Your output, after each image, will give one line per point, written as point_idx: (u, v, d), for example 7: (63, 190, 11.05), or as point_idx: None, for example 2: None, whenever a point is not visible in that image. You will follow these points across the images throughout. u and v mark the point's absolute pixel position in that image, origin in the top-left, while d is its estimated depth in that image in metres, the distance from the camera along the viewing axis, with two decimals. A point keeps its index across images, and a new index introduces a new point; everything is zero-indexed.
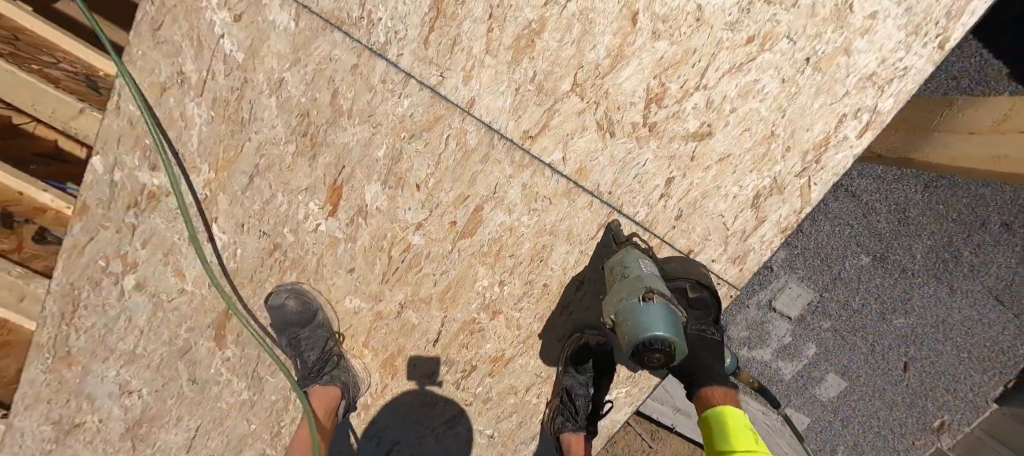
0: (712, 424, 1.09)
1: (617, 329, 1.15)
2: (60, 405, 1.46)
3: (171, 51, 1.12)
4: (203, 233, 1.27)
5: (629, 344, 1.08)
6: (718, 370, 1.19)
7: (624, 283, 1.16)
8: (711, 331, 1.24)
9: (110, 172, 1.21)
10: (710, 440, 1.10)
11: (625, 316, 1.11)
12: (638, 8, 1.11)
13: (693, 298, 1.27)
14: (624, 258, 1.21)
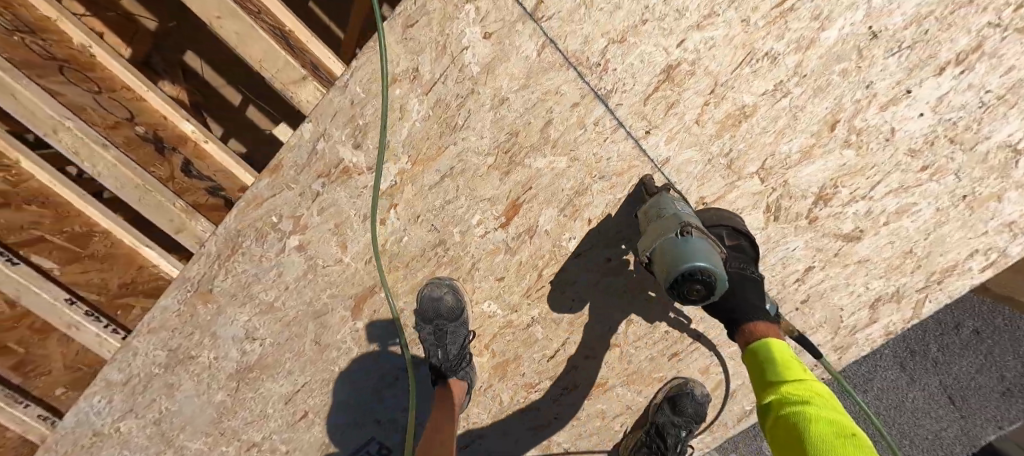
0: (758, 361, 1.02)
1: (656, 267, 1.11)
2: (183, 335, 1.52)
3: (414, 49, 1.18)
4: (380, 215, 1.34)
5: (666, 276, 1.03)
6: (758, 307, 1.10)
7: (660, 223, 1.13)
8: (750, 270, 1.14)
9: (315, 141, 1.27)
10: (758, 381, 1.02)
11: (664, 249, 1.07)
12: (841, 117, 1.22)
13: (730, 245, 1.19)
14: (658, 202, 1.19)
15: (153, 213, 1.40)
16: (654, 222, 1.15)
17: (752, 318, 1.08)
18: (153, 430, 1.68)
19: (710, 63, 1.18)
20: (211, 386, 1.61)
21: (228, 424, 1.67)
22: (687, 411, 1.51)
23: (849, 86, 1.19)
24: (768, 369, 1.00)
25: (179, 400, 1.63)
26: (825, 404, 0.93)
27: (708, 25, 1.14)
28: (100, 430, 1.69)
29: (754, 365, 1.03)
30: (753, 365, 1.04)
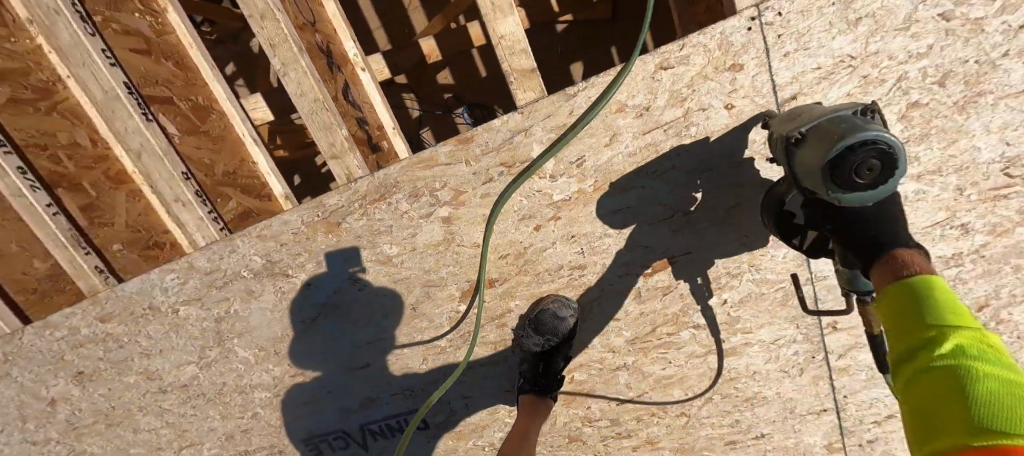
0: (909, 295, 0.78)
1: (808, 141, 0.98)
2: (289, 253, 1.50)
3: (655, 90, 1.18)
4: (539, 221, 1.35)
5: (833, 144, 0.91)
6: (907, 239, 0.93)
7: (821, 111, 1.02)
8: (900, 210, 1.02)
9: (515, 132, 1.27)
10: (904, 318, 0.77)
11: (836, 121, 0.96)
12: (992, 303, 1.29)
13: None
14: (810, 107, 1.07)
15: (316, 130, 1.36)
16: (812, 112, 1.03)
17: (898, 242, 0.89)
18: (210, 325, 1.66)
19: (911, 212, 1.22)
20: (290, 307, 1.59)
21: (287, 347, 1.65)
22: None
23: (1015, 279, 1.26)
24: (920, 305, 0.76)
25: (251, 308, 1.61)
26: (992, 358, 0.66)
27: (927, 179, 1.19)
28: (158, 305, 1.66)
29: (897, 302, 0.79)
30: (897, 301, 0.80)
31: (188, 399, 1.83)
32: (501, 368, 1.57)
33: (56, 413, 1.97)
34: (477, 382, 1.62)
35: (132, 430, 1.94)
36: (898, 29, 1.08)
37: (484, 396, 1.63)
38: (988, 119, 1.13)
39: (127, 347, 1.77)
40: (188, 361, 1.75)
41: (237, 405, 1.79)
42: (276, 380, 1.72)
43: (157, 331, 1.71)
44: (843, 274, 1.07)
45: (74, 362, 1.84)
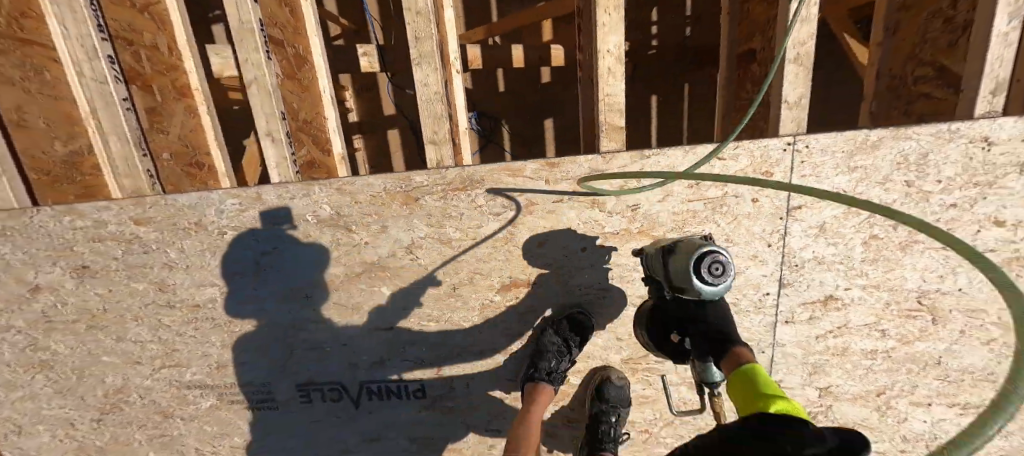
0: (747, 379, 1.25)
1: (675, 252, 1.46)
2: (360, 211, 1.66)
3: (708, 171, 1.53)
4: (586, 243, 1.64)
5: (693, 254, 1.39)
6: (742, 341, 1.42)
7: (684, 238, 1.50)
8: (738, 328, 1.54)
9: (593, 169, 1.56)
10: (746, 396, 1.23)
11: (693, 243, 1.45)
12: (887, 392, 1.74)
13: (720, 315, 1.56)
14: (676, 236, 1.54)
15: (426, 116, 1.57)
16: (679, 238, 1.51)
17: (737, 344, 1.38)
18: (253, 255, 1.76)
19: (852, 311, 1.65)
20: (339, 258, 1.74)
21: (322, 293, 1.79)
22: (611, 396, 1.70)
23: (906, 378, 1.72)
24: (752, 385, 1.24)
25: (302, 249, 1.74)
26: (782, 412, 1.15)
27: (869, 290, 1.62)
28: (206, 223, 1.73)
29: (737, 382, 1.26)
30: (738, 384, 1.27)
31: (195, 319, 1.87)
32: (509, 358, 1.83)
33: (33, 301, 1.91)
34: (484, 365, 1.85)
35: (115, 337, 1.92)
36: (879, 182, 1.50)
37: (486, 377, 1.87)
38: (918, 260, 1.58)
39: (149, 255, 1.80)
40: (212, 283, 1.81)
41: (251, 333, 1.90)
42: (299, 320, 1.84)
43: (192, 247, 1.77)
44: (697, 370, 1.47)
45: (84, 255, 1.83)
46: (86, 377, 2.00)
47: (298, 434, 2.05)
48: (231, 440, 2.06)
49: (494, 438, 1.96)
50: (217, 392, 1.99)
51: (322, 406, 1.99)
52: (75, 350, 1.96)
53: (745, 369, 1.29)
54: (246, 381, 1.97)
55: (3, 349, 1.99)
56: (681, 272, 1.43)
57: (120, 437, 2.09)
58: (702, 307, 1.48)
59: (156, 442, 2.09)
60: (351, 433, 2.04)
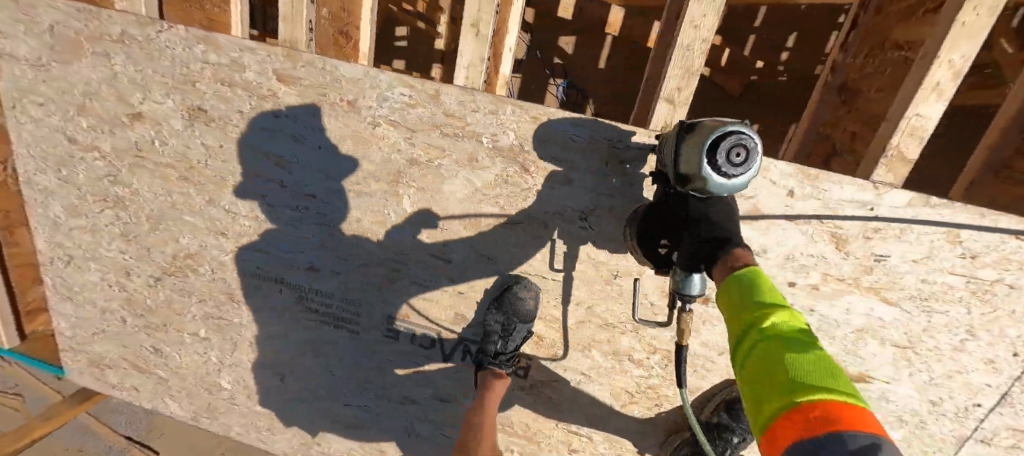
0: (738, 287, 0.89)
1: (686, 135, 1.10)
2: (549, 154, 1.37)
3: (994, 247, 1.22)
4: (800, 279, 1.34)
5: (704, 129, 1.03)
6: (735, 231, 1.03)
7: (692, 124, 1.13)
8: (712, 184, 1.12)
9: (856, 198, 1.25)
10: (732, 307, 0.89)
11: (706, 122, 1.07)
12: None
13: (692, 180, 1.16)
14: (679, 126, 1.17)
15: (682, 68, 1.23)
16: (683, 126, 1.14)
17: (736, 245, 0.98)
18: (398, 161, 1.48)
19: None
20: (497, 199, 1.45)
21: (457, 229, 1.52)
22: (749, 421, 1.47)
23: None
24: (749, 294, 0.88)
25: (459, 173, 1.44)
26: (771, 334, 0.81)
27: None
28: (358, 107, 1.44)
29: (729, 293, 0.90)
30: (729, 291, 0.91)
31: (304, 209, 1.62)
32: (639, 371, 1.57)
33: (130, 129, 1.65)
34: (606, 369, 1.59)
35: (206, 198, 1.67)
36: None
37: (601, 382, 1.61)
38: None
39: (278, 121, 1.52)
40: (339, 176, 1.54)
41: (356, 246, 1.63)
42: (419, 250, 1.57)
43: (332, 129, 1.48)
44: (673, 280, 1.10)
45: (204, 96, 1.54)
46: (159, 230, 1.77)
47: (366, 366, 1.82)
48: (292, 348, 1.85)
49: (580, 446, 1.72)
50: (297, 294, 1.76)
51: (406, 346, 1.73)
52: (157, 198, 1.72)
53: (738, 272, 0.91)
54: (331, 294, 1.72)
55: (80, 169, 1.75)
56: (695, 149, 1.04)
57: (175, 304, 1.88)
58: (704, 204, 1.07)
59: (212, 322, 1.88)
60: (423, 386, 1.78)
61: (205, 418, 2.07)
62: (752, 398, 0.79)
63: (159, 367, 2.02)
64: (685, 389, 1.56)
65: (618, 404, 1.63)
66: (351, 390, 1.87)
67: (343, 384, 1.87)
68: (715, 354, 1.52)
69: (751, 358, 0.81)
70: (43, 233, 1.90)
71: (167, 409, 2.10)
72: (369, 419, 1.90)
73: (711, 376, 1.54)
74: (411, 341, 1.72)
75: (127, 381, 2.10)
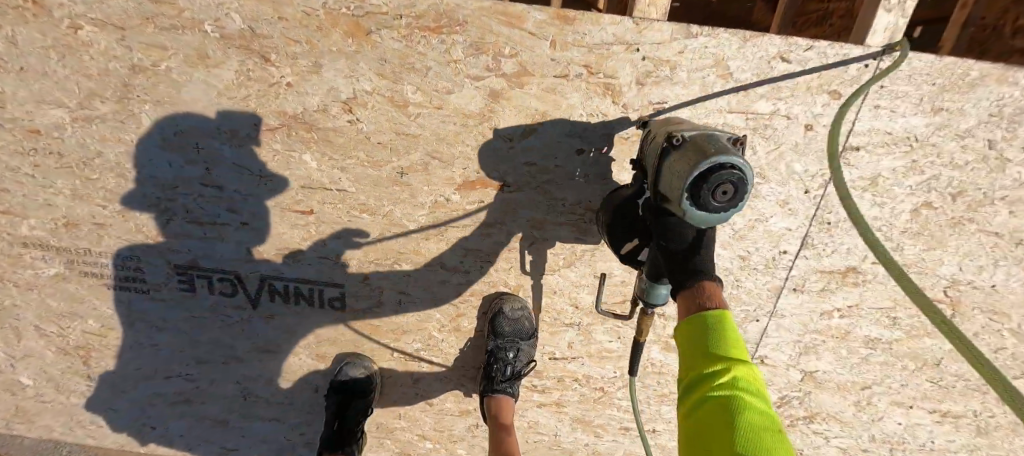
0: (701, 335, 0.88)
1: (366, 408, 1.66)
2: (284, 34, 1.16)
3: (764, 74, 1.14)
4: (585, 144, 1.23)
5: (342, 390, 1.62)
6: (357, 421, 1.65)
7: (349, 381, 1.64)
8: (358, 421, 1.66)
9: (619, 39, 1.12)
10: (696, 348, 0.89)
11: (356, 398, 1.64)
12: (871, 388, 1.55)
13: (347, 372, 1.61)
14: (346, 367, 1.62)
15: None
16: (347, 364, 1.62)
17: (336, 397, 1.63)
18: (120, 70, 1.24)
19: (869, 289, 1.39)
20: (245, 100, 1.24)
21: (215, 146, 1.31)
22: (504, 332, 1.45)
23: (898, 374, 1.52)
24: (710, 338, 0.87)
25: (196, 79, 1.23)
26: (766, 392, 0.83)
27: (900, 267, 1.36)
28: (48, 7, 1.18)
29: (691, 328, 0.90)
30: (689, 332, 0.91)
31: (35, 152, 1.38)
32: (458, 278, 1.45)
33: None
34: (424, 284, 1.47)
35: None
36: (959, 134, 1.18)
37: (423, 299, 1.49)
38: (964, 242, 1.31)
39: None
40: (59, 102, 1.30)
41: (113, 188, 1.41)
42: (182, 180, 1.38)
43: (27, 42, 1.23)
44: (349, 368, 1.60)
45: None
46: None
47: (171, 327, 1.65)
48: (82, 323, 1.67)
49: (421, 372, 1.63)
50: (67, 258, 1.56)
51: (209, 299, 1.57)
52: None
53: (707, 314, 0.90)
54: (108, 251, 1.52)
55: None
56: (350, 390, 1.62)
57: None
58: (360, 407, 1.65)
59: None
60: (244, 337, 1.64)
61: (35, 418, 1.93)
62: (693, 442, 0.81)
63: None
64: (509, 290, 1.46)
65: (445, 318, 1.52)
66: (169, 357, 1.72)
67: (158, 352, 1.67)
68: (529, 246, 1.39)
69: (696, 413, 0.82)
70: None
71: None
72: (200, 389, 1.76)
73: (531, 272, 1.42)
74: (212, 291, 1.56)
75: None
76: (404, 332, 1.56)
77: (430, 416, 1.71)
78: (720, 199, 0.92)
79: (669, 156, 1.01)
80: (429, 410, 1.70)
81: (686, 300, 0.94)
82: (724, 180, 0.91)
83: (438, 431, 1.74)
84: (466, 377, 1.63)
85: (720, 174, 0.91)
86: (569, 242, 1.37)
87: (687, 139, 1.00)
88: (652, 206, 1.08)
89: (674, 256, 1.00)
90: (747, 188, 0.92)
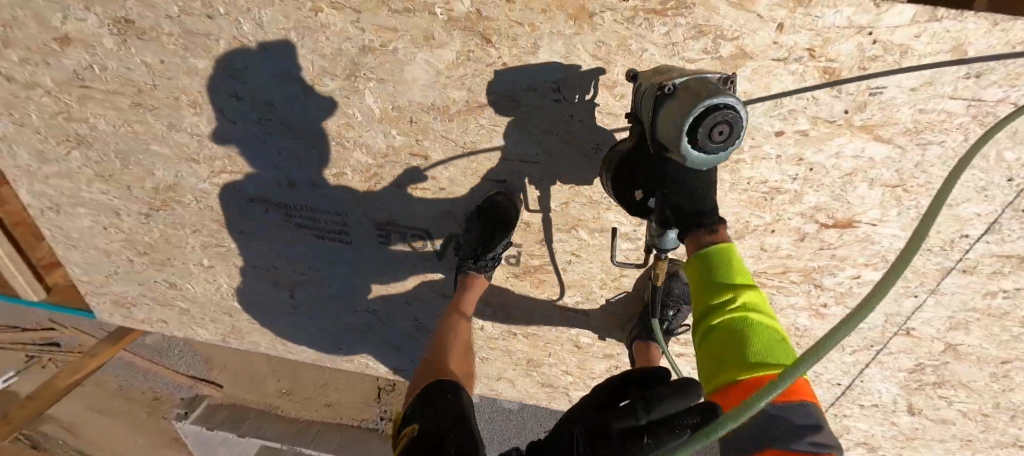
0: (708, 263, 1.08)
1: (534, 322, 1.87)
2: (510, 18, 1.21)
3: (1005, 62, 1.10)
4: (789, 127, 1.25)
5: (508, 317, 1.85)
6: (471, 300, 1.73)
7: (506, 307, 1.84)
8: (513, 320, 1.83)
9: (859, 25, 1.09)
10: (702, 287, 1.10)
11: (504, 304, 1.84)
12: (1016, 364, 1.61)
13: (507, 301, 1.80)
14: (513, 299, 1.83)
15: None
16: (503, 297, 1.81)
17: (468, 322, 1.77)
18: (351, 51, 1.34)
19: None
20: (463, 79, 1.34)
21: (427, 120, 1.44)
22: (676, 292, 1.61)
23: None
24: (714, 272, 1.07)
25: (421, 57, 1.32)
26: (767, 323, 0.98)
27: None
28: None
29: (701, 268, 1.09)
30: (697, 270, 1.11)
31: (265, 121, 1.55)
32: (628, 245, 1.58)
33: (63, 58, 1.53)
34: (596, 248, 1.61)
35: (166, 124, 1.62)
36: None
37: (592, 261, 1.65)
38: None
39: (211, 23, 1.37)
40: (291, 79, 1.43)
41: (327, 154, 1.58)
42: (392, 150, 1.53)
43: (270, 24, 1.34)
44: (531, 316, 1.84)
45: (125, 3, 1.37)
46: (131, 165, 1.76)
47: (361, 273, 1.90)
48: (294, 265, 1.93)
49: (575, 321, 1.84)
50: (285, 213, 1.78)
51: (398, 251, 1.79)
52: (117, 131, 1.68)
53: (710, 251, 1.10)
54: (319, 207, 1.73)
55: (30, 112, 1.70)
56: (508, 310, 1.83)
57: (171, 238, 1.96)
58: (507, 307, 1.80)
59: (212, 250, 1.96)
60: (425, 283, 1.87)
61: (237, 338, 2.30)
62: (716, 361, 0.99)
63: (179, 299, 2.19)
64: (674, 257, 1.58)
65: (608, 277, 1.68)
66: (356, 297, 1.99)
67: (348, 289, 1.96)
68: None
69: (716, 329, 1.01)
70: (25, 185, 1.94)
71: (198, 333, 2.33)
72: (382, 321, 2.05)
73: None
74: (403, 244, 1.77)
75: (155, 315, 2.31)
76: (568, 287, 1.74)
77: (577, 356, 1.96)
78: (716, 139, 1.00)
79: (666, 105, 1.05)
80: (576, 351, 1.94)
81: (693, 246, 1.13)
82: (717, 121, 0.98)
83: (580, 368, 2.00)
84: (616, 327, 1.82)
85: (710, 116, 0.97)
86: (746, 217, 1.44)
87: (681, 87, 1.05)
88: (658, 156, 1.15)
89: (679, 206, 1.15)
90: (743, 125, 0.98)
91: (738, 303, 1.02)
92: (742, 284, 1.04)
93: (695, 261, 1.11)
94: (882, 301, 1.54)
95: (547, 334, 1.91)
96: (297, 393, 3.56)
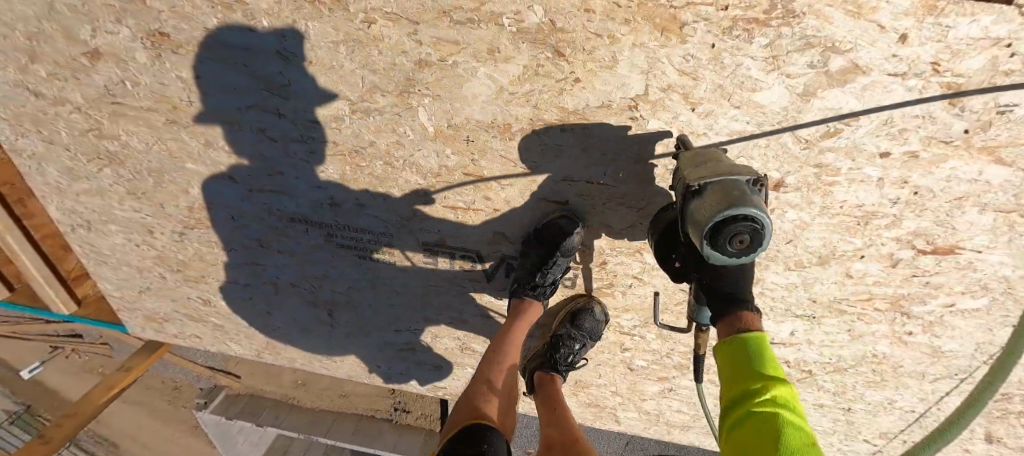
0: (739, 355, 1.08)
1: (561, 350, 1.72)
2: (588, 30, 1.09)
3: None
4: (896, 147, 1.13)
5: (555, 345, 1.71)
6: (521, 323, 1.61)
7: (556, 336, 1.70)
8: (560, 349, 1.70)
9: (999, 36, 0.95)
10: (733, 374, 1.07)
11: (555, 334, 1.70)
12: None
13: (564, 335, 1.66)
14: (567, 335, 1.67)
15: None
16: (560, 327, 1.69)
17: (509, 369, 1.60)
18: (406, 66, 1.23)
19: None
20: (529, 96, 1.22)
21: (486, 139, 1.32)
22: (584, 327, 1.62)
23: None
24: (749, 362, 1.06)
25: (483, 72, 1.21)
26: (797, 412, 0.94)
27: None
28: (347, 1, 1.15)
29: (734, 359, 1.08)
30: (733, 367, 1.08)
31: (308, 139, 1.44)
32: None
33: (93, 73, 1.44)
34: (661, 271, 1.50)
35: (202, 142, 1.53)
36: None
37: (655, 284, 1.54)
38: None
39: (253, 36, 1.26)
40: (338, 95, 1.32)
41: (374, 173, 1.47)
42: (445, 169, 1.41)
43: (318, 37, 1.22)
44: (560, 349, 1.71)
45: (160, 15, 1.27)
46: (164, 182, 1.67)
47: (404, 293, 1.81)
48: (333, 284, 1.84)
49: (631, 344, 1.73)
50: (325, 233, 1.68)
51: (445, 271, 1.69)
52: (150, 148, 1.59)
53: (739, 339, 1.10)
54: (362, 227, 1.62)
55: (59, 128, 1.61)
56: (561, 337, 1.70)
57: (205, 255, 1.88)
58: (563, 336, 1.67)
59: (247, 269, 1.87)
60: (472, 303, 1.77)
61: (270, 354, 2.23)
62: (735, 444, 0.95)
63: (212, 315, 2.12)
64: None
65: (672, 300, 1.57)
66: (398, 317, 1.90)
67: (389, 309, 1.87)
68: (784, 245, 1.37)
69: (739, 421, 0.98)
70: (54, 201, 1.86)
71: (231, 348, 2.26)
72: (423, 341, 1.96)
73: (777, 267, 1.41)
74: (451, 265, 1.67)
75: (187, 331, 2.24)
76: (626, 310, 1.64)
77: (629, 378, 1.86)
78: (737, 246, 1.05)
79: (693, 206, 1.08)
80: (628, 375, 1.83)
81: (726, 329, 1.14)
82: (739, 232, 1.02)
83: (631, 390, 1.90)
84: (674, 351, 1.72)
85: (735, 227, 1.01)
86: (832, 242, 1.33)
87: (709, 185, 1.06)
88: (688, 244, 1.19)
89: (713, 288, 1.16)
90: (764, 233, 1.02)
91: (767, 393, 0.99)
92: (777, 379, 1.01)
93: (729, 343, 1.10)
94: (974, 329, 1.42)
95: (600, 356, 1.81)
96: (312, 384, 3.49)
